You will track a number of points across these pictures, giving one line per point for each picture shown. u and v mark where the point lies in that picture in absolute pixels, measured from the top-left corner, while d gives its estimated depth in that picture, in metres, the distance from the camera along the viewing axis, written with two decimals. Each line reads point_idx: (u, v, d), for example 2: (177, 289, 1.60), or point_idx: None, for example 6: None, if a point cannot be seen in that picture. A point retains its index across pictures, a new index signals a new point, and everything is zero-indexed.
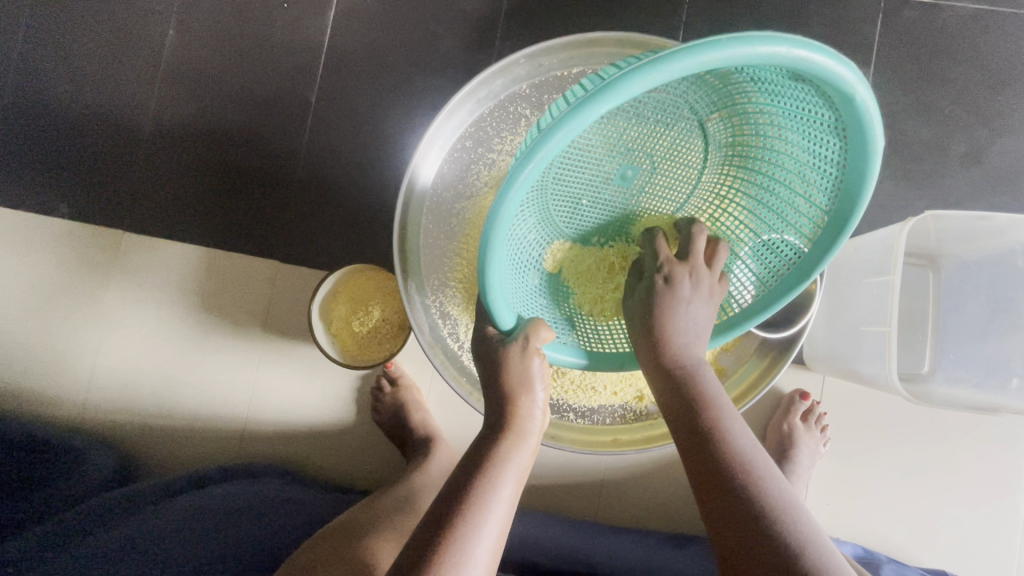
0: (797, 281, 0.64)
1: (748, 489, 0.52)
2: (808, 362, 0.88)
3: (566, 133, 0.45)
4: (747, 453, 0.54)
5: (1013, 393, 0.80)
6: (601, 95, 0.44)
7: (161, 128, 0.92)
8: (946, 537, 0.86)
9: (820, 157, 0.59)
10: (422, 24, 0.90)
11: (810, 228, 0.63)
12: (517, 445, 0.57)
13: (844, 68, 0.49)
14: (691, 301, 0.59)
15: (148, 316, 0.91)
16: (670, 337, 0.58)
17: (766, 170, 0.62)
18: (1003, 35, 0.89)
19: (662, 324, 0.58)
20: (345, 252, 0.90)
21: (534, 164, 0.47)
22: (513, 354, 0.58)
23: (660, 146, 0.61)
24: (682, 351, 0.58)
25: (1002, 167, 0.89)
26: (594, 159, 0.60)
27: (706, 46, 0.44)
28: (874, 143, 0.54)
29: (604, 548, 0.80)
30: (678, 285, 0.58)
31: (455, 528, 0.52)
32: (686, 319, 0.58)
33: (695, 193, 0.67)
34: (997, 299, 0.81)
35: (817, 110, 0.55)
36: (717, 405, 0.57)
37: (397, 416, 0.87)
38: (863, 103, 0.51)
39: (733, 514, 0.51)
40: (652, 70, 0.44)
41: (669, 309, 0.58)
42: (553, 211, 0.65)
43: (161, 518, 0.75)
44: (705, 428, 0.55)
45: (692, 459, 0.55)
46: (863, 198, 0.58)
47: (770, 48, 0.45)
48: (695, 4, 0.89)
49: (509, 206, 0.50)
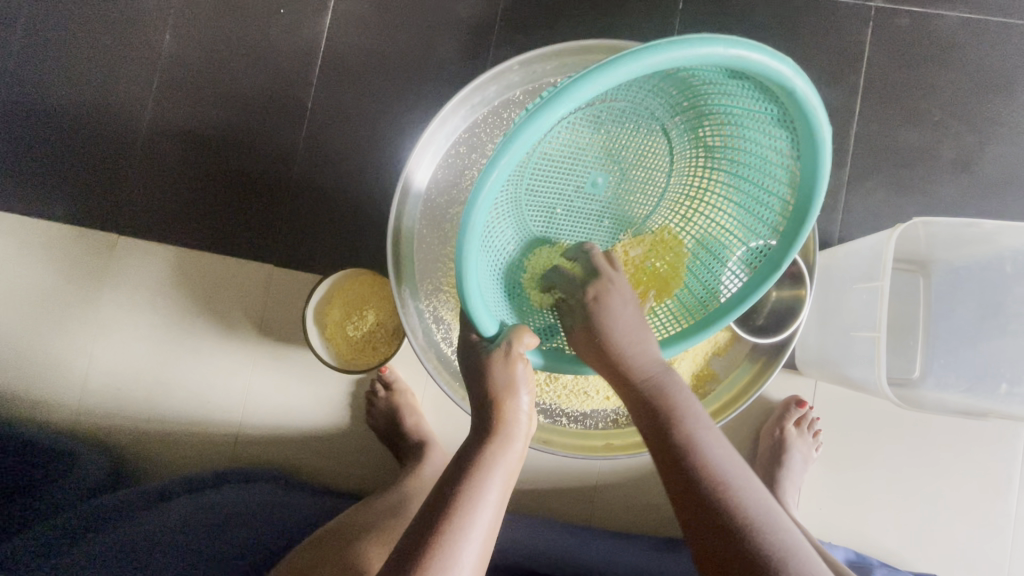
0: (770, 272, 0.61)
1: (721, 500, 0.53)
2: (800, 367, 0.88)
3: (523, 141, 0.46)
4: (719, 461, 0.55)
5: (1002, 398, 0.80)
6: (556, 101, 0.45)
7: (155, 132, 0.92)
8: (938, 542, 0.87)
9: (777, 150, 0.60)
10: (417, 30, 0.91)
11: (778, 220, 0.62)
12: (503, 450, 0.57)
13: (782, 62, 0.50)
14: (622, 308, 0.58)
15: (143, 319, 0.91)
16: (621, 352, 0.58)
17: (729, 166, 0.63)
18: (992, 43, 0.90)
19: (611, 341, 0.58)
20: (340, 255, 0.90)
21: (498, 171, 0.48)
22: (497, 362, 0.59)
23: (627, 151, 0.63)
24: (642, 365, 0.58)
25: (991, 174, 0.90)
26: (563, 167, 0.61)
27: (646, 52, 0.46)
28: (822, 132, 0.55)
29: (596, 553, 0.80)
30: (598, 297, 0.59)
31: (442, 534, 0.52)
32: (624, 333, 0.58)
33: (668, 196, 0.68)
34: (985, 304, 0.81)
35: (764, 103, 0.56)
36: (689, 417, 0.56)
37: (391, 420, 0.87)
38: (805, 94, 0.52)
39: (705, 524, 0.52)
40: (601, 75, 0.45)
41: (603, 323, 0.58)
42: (531, 222, 0.66)
43: (152, 522, 0.75)
44: (680, 443, 0.55)
45: (664, 468, 0.55)
46: (819, 187, 0.57)
47: (708, 48, 0.47)
48: (688, 12, 0.90)
49: (479, 214, 0.51)
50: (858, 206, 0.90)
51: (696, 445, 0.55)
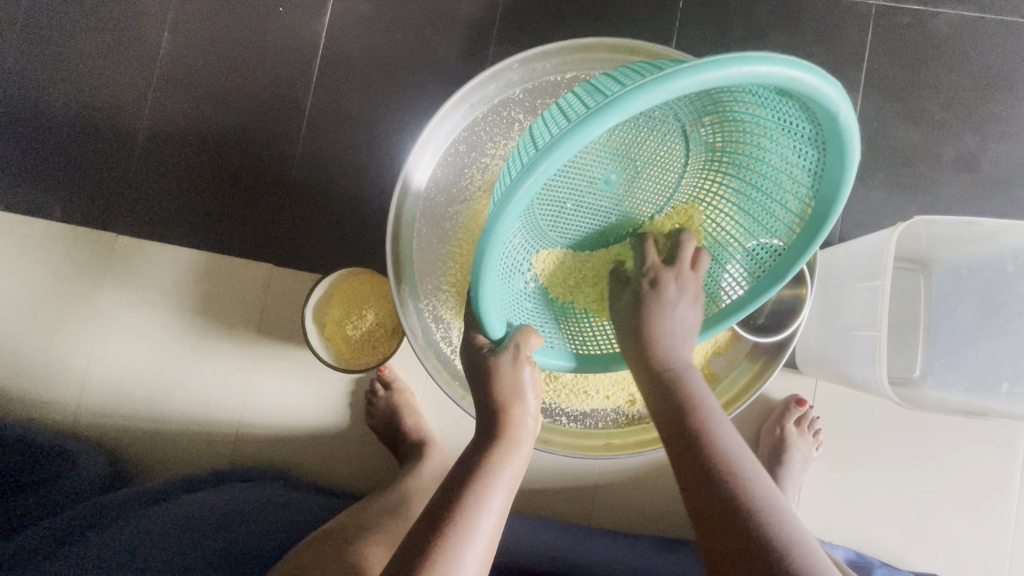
0: (772, 283, 0.65)
1: (728, 484, 0.53)
2: (800, 365, 0.88)
3: (565, 150, 0.45)
4: (728, 447, 0.55)
5: (1003, 397, 0.80)
6: (606, 112, 0.44)
7: (154, 131, 0.92)
8: (938, 542, 0.87)
9: (799, 166, 0.60)
10: (417, 29, 0.90)
11: (785, 232, 0.64)
12: (509, 455, 0.57)
13: (831, 87, 0.49)
14: (675, 301, 0.62)
15: (142, 318, 0.91)
16: (657, 339, 0.61)
17: (746, 175, 0.63)
18: (993, 43, 0.90)
19: (650, 327, 0.61)
20: (339, 255, 0.90)
21: (533, 181, 0.47)
22: (504, 364, 0.59)
23: (645, 151, 0.61)
24: (670, 353, 0.61)
25: (992, 173, 0.89)
26: (581, 167, 0.59)
27: (705, 67, 0.44)
28: (851, 158, 0.55)
29: (596, 552, 0.80)
30: (662, 285, 0.62)
31: (446, 535, 0.52)
32: (672, 322, 0.62)
33: (678, 195, 0.67)
34: (986, 303, 0.81)
35: (800, 121, 0.55)
36: (702, 403, 0.58)
37: (390, 420, 0.87)
38: (846, 121, 0.52)
39: (712, 507, 0.52)
40: (655, 89, 0.44)
41: (657, 310, 0.62)
42: (540, 216, 0.64)
43: (151, 521, 0.75)
44: (693, 427, 0.56)
45: (674, 455, 0.56)
46: (836, 210, 0.58)
47: (765, 68, 0.46)
48: (688, 11, 0.90)
49: (505, 222, 0.50)
50: (858, 205, 0.89)
51: (707, 431, 0.56)
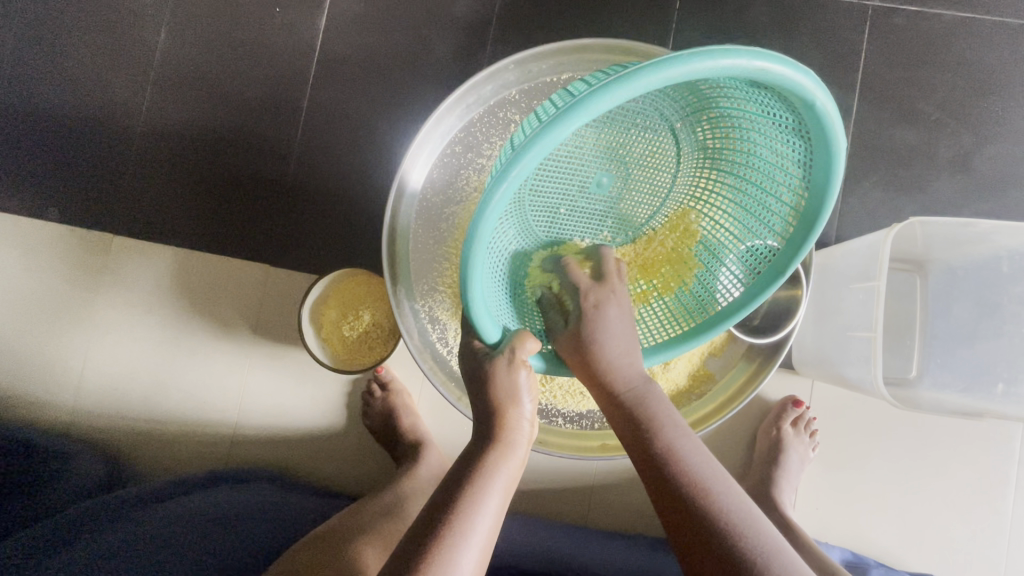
0: (770, 280, 0.63)
1: (704, 507, 0.52)
2: (797, 367, 0.88)
3: (537, 151, 0.46)
4: (698, 467, 0.55)
5: (999, 398, 0.80)
6: (572, 112, 0.44)
7: (150, 132, 0.92)
8: (934, 543, 0.87)
9: (789, 157, 0.59)
10: (413, 29, 0.90)
11: (782, 226, 0.62)
12: (505, 457, 0.57)
13: (802, 75, 0.49)
14: (617, 318, 0.60)
15: (138, 319, 0.91)
16: (606, 364, 0.58)
17: (738, 171, 0.63)
18: (989, 44, 0.90)
19: (598, 352, 0.59)
20: (335, 255, 0.90)
21: (508, 184, 0.48)
22: (500, 366, 0.59)
23: (635, 152, 0.62)
24: (627, 375, 0.59)
25: (988, 174, 0.89)
26: (571, 168, 0.60)
27: (669, 63, 0.45)
28: (837, 145, 0.54)
29: (593, 553, 0.80)
30: (599, 304, 0.60)
31: (442, 537, 0.52)
32: (616, 341, 0.59)
33: (673, 197, 0.68)
34: (982, 304, 0.81)
35: (780, 111, 0.55)
36: (666, 424, 0.57)
37: (387, 421, 0.87)
38: (824, 108, 0.51)
39: (691, 532, 0.52)
40: (618, 88, 0.44)
41: (598, 331, 0.59)
42: (534, 223, 0.65)
43: (146, 522, 0.75)
44: (661, 452, 0.55)
45: (647, 479, 0.56)
46: (830, 198, 0.57)
47: (731, 61, 0.46)
48: (684, 12, 0.90)
49: (488, 223, 0.50)
50: (854, 206, 0.89)
51: (675, 453, 0.55)
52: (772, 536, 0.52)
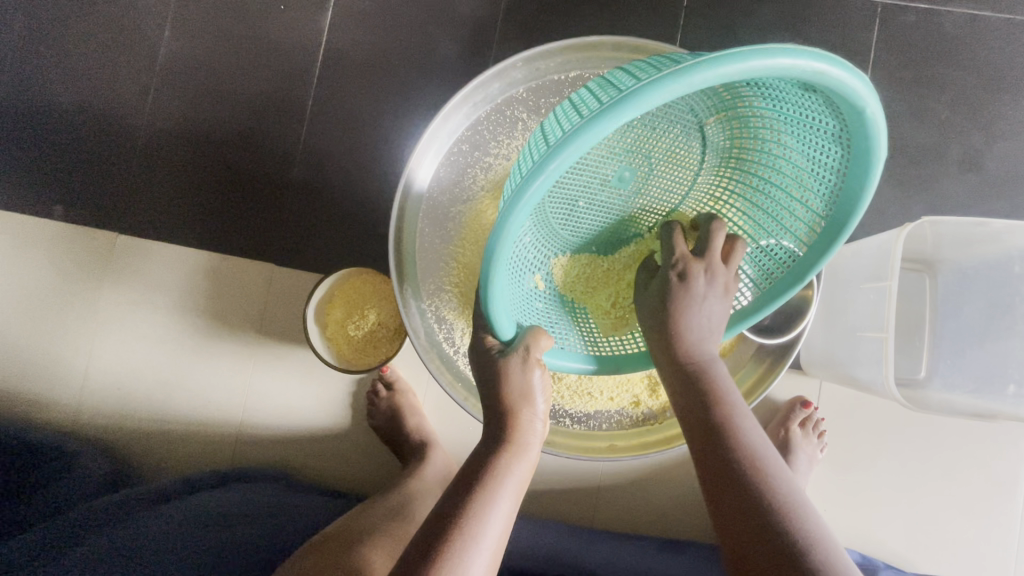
0: (791, 285, 0.63)
1: (755, 483, 0.52)
2: (805, 367, 0.88)
3: (579, 146, 0.45)
4: (754, 443, 0.55)
5: (1010, 399, 0.79)
6: (620, 107, 0.43)
7: (155, 129, 0.91)
8: (944, 544, 0.86)
9: (821, 164, 0.59)
10: (418, 27, 0.90)
11: (804, 232, 0.63)
12: (517, 459, 0.57)
13: (857, 80, 0.48)
14: (705, 297, 0.58)
15: (142, 317, 0.91)
16: (685, 334, 0.58)
17: (762, 172, 0.62)
18: (1000, 42, 0.89)
19: (681, 321, 0.58)
20: (341, 254, 0.89)
21: (545, 177, 0.46)
22: (514, 367, 0.58)
23: (658, 148, 0.61)
24: (695, 347, 0.58)
25: (998, 173, 0.89)
26: (594, 162, 0.59)
27: (725, 59, 0.43)
28: (877, 156, 0.54)
29: (600, 554, 0.80)
30: (693, 278, 0.58)
31: (453, 541, 0.51)
32: (702, 318, 0.58)
33: (691, 196, 0.67)
34: (992, 304, 0.80)
35: (822, 117, 0.55)
36: (727, 397, 0.57)
37: (392, 421, 0.86)
38: (872, 115, 0.51)
39: (739, 503, 0.52)
40: (671, 83, 0.43)
41: (685, 306, 0.58)
42: (550, 214, 0.64)
43: (152, 523, 0.74)
44: (720, 423, 0.55)
45: (699, 448, 0.55)
46: (861, 208, 0.57)
47: (789, 61, 0.45)
48: (693, 9, 0.89)
49: (518, 219, 0.49)
50: None
51: (734, 426, 0.55)
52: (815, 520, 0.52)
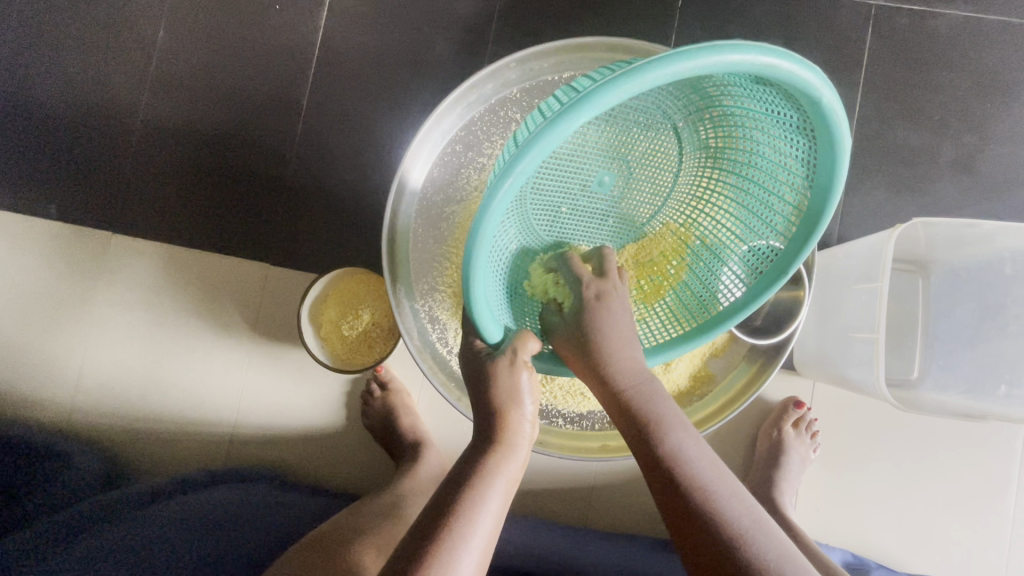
0: (775, 279, 0.62)
1: (712, 512, 0.52)
2: (798, 368, 0.88)
3: (542, 148, 0.45)
4: (705, 470, 0.54)
5: (1001, 400, 0.79)
6: (578, 107, 0.44)
7: (149, 128, 0.91)
8: (937, 545, 0.86)
9: (790, 156, 0.59)
10: (413, 28, 0.90)
11: (786, 225, 0.62)
12: (505, 460, 0.57)
13: (808, 72, 0.48)
14: (621, 311, 0.59)
15: (136, 317, 0.91)
16: (611, 359, 0.57)
17: (739, 170, 0.62)
18: (993, 43, 0.89)
19: (603, 348, 0.57)
20: (336, 254, 0.90)
21: (513, 180, 0.47)
22: (502, 369, 0.59)
23: (636, 150, 0.62)
24: (631, 372, 0.57)
25: (991, 175, 0.89)
26: (573, 166, 0.60)
27: (676, 58, 0.44)
28: (841, 143, 0.54)
29: (593, 554, 0.80)
30: (603, 298, 0.59)
31: (440, 542, 0.51)
32: (622, 339, 0.58)
33: (674, 196, 0.67)
34: (985, 304, 0.80)
35: (784, 110, 0.55)
36: (671, 425, 0.56)
37: (386, 420, 0.87)
38: (830, 105, 0.51)
39: (699, 535, 0.51)
40: (625, 82, 0.44)
41: (604, 325, 0.58)
42: (534, 221, 0.65)
43: (147, 522, 0.74)
44: (666, 455, 0.54)
45: (651, 481, 0.55)
46: (834, 197, 0.57)
47: (740, 56, 0.45)
48: (687, 10, 0.89)
49: (491, 221, 0.50)
50: (857, 206, 0.89)
51: (681, 456, 0.54)
52: (779, 539, 0.53)
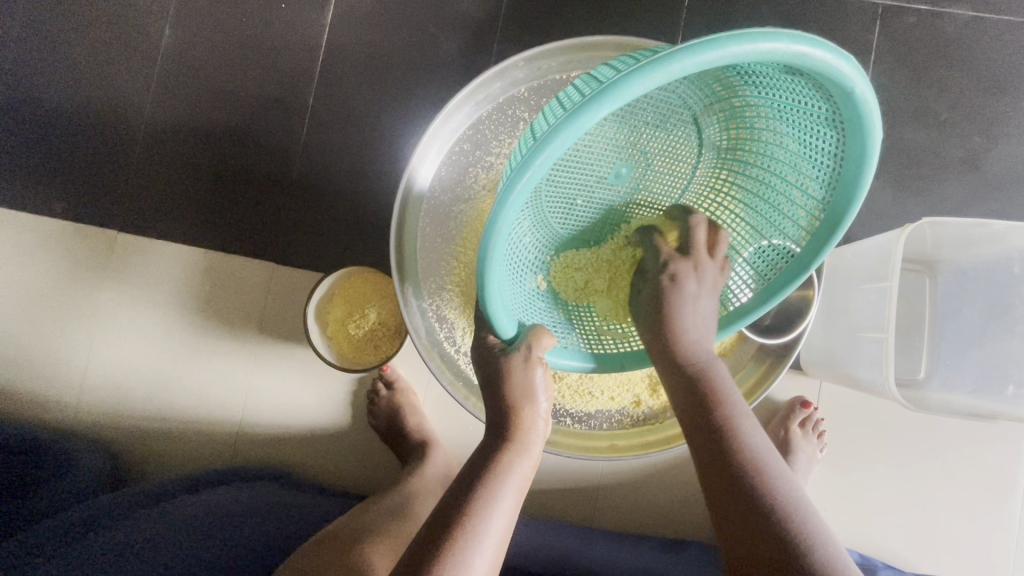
0: (796, 274, 0.63)
1: (757, 483, 0.53)
2: (805, 367, 0.88)
3: (561, 141, 0.45)
4: (755, 444, 0.55)
5: (1010, 400, 0.79)
6: (599, 101, 0.44)
7: (155, 126, 0.91)
8: (943, 544, 0.86)
9: (816, 149, 0.59)
10: (419, 27, 0.90)
11: (806, 220, 0.63)
12: (519, 458, 0.57)
13: (842, 61, 0.48)
14: (694, 295, 0.60)
15: (142, 315, 0.91)
16: (680, 336, 0.59)
17: (761, 162, 0.62)
18: (1000, 43, 0.89)
19: (674, 323, 0.60)
20: (342, 252, 0.89)
21: (532, 172, 0.47)
22: (517, 365, 0.58)
23: (653, 142, 0.61)
24: (693, 348, 0.60)
25: (998, 174, 0.89)
26: (589, 159, 0.59)
27: (704, 47, 0.43)
28: (872, 135, 0.54)
29: (600, 554, 0.80)
30: (678, 278, 0.60)
31: (454, 540, 0.51)
32: (692, 318, 0.60)
33: (692, 187, 0.67)
34: (992, 304, 0.80)
35: (814, 102, 0.54)
36: (727, 398, 0.58)
37: (393, 419, 0.86)
38: (862, 96, 0.50)
39: (744, 504, 0.52)
40: (650, 72, 0.43)
41: (678, 306, 0.60)
42: (549, 213, 0.64)
43: (153, 522, 0.74)
44: (720, 424, 0.56)
45: (699, 449, 0.56)
46: (861, 191, 0.57)
47: (769, 44, 0.45)
48: (695, 9, 0.89)
49: (507, 216, 0.50)
50: (864, 206, 0.89)
51: (734, 427, 0.56)
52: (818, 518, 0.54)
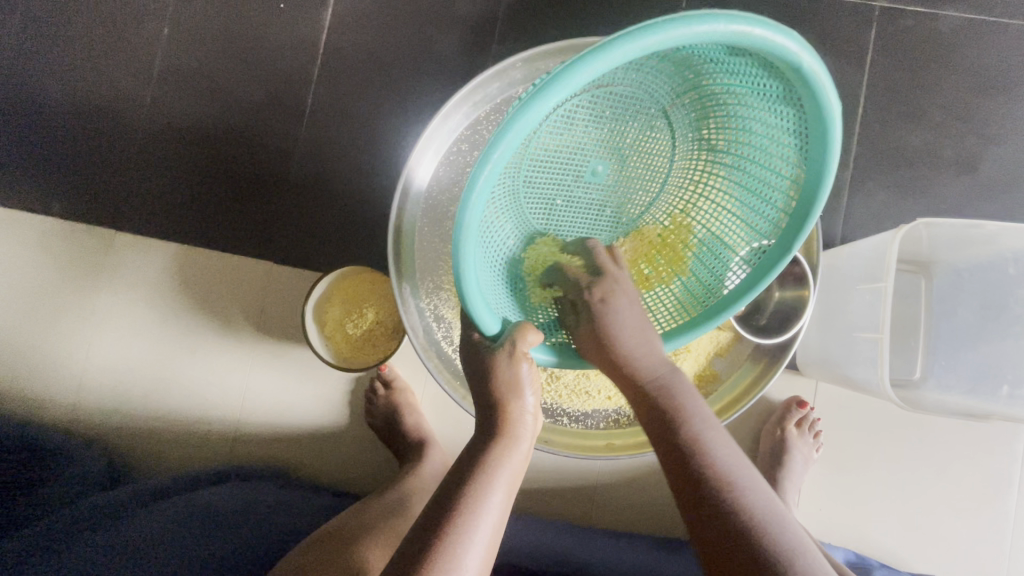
0: (778, 257, 0.62)
1: (727, 502, 0.53)
2: (801, 368, 0.88)
3: (517, 131, 0.47)
4: (722, 460, 0.55)
5: (1004, 401, 0.79)
6: (549, 89, 0.46)
7: (153, 125, 0.91)
8: (938, 543, 0.87)
9: (779, 128, 0.60)
10: (418, 27, 0.90)
11: (783, 201, 0.62)
12: (507, 454, 0.57)
13: (784, 37, 0.50)
14: (626, 307, 0.59)
15: (140, 314, 0.91)
16: (623, 348, 0.58)
17: (734, 150, 0.63)
18: (996, 44, 0.90)
19: (616, 341, 0.58)
20: (340, 251, 0.90)
21: (492, 165, 0.48)
22: (501, 360, 0.58)
23: (625, 138, 0.64)
24: (648, 364, 0.58)
25: (992, 175, 0.89)
26: (562, 156, 0.62)
27: (644, 32, 0.46)
28: (828, 107, 0.55)
29: (597, 552, 0.80)
30: (606, 298, 0.60)
31: (444, 539, 0.51)
32: (627, 331, 0.58)
33: (670, 184, 0.68)
34: (987, 304, 0.81)
35: (766, 81, 0.56)
36: (690, 414, 0.57)
37: (391, 418, 0.87)
38: (811, 69, 0.52)
39: (716, 524, 0.52)
40: (595, 58, 0.46)
41: (609, 322, 0.59)
42: (529, 214, 0.65)
43: (151, 520, 0.74)
44: (686, 442, 0.55)
45: (669, 467, 0.56)
46: (829, 163, 0.57)
47: (708, 26, 0.47)
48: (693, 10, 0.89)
49: (475, 211, 0.51)
50: (860, 207, 0.89)
51: (701, 443, 0.55)
52: (793, 531, 0.53)
